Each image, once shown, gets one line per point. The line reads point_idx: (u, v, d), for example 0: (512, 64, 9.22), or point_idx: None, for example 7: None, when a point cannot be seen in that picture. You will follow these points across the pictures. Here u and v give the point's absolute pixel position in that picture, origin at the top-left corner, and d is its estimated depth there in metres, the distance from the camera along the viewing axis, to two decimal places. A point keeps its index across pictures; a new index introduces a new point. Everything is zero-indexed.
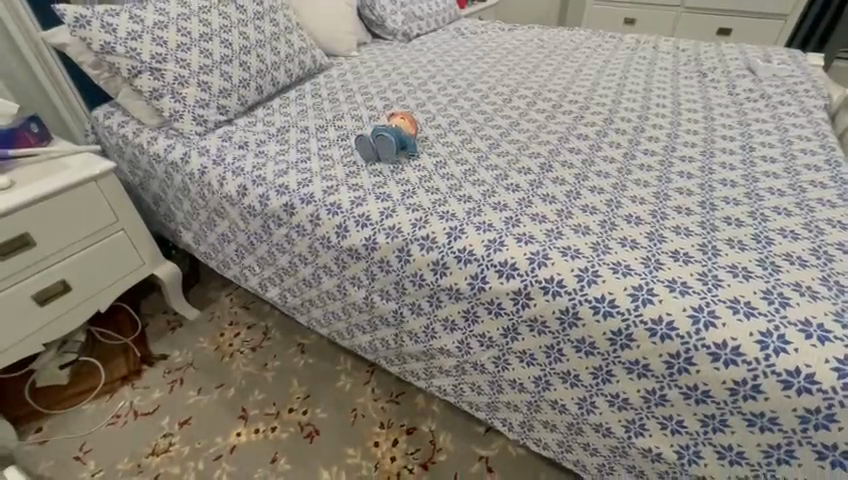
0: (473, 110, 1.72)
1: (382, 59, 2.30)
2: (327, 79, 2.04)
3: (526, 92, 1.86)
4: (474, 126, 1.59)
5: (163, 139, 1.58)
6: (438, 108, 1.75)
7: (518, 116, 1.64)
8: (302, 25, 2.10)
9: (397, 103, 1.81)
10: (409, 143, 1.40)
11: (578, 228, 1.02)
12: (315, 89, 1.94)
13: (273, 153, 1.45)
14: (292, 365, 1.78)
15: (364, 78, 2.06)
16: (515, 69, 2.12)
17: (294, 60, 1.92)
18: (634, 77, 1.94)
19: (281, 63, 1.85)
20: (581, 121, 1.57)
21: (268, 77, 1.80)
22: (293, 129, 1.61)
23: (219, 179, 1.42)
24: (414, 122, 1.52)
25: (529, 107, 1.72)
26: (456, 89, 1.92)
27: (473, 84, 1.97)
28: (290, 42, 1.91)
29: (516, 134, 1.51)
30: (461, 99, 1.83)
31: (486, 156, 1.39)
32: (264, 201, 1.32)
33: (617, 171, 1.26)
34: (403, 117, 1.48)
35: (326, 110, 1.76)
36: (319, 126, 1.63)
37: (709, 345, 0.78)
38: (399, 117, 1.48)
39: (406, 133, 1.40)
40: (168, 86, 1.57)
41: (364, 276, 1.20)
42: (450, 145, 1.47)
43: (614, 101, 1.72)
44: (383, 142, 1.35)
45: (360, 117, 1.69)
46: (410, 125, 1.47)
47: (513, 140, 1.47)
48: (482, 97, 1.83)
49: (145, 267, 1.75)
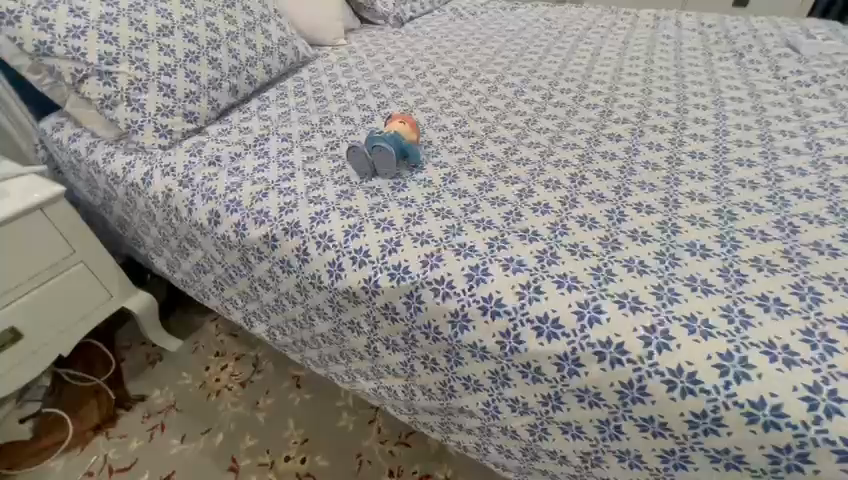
0: (481, 106, 1.48)
1: (374, 47, 2.04)
2: (312, 73, 1.79)
3: (540, 81, 1.62)
4: (485, 127, 1.36)
5: (121, 155, 1.34)
6: (441, 104, 1.52)
7: (535, 112, 1.42)
8: (281, 13, 1.85)
9: (394, 100, 1.58)
10: (412, 151, 1.17)
11: (633, 265, 0.82)
12: (299, 86, 1.70)
13: (251, 170, 1.23)
14: (288, 402, 1.58)
15: (354, 71, 1.81)
16: (524, 54, 1.88)
17: (273, 53, 1.67)
18: (661, 60, 1.71)
19: (257, 58, 1.61)
20: (610, 117, 1.34)
21: (243, 74, 1.56)
22: (274, 137, 1.38)
23: (187, 203, 1.19)
24: (416, 126, 1.29)
25: (546, 100, 1.49)
26: (460, 81, 1.68)
27: (478, 74, 1.73)
28: (267, 32, 1.66)
29: (535, 135, 1.29)
30: (466, 93, 1.59)
31: (504, 165, 1.17)
32: (240, 231, 1.10)
33: (664, 181, 1.05)
34: (402, 122, 1.26)
35: (312, 112, 1.52)
36: (304, 132, 1.40)
37: (835, 441, 0.59)
38: (396, 121, 1.26)
39: (406, 140, 1.18)
40: (122, 92, 1.32)
41: (365, 322, 0.99)
42: (460, 152, 1.25)
43: (645, 90, 1.49)
44: (382, 153, 1.12)
45: (352, 120, 1.45)
46: (410, 131, 1.25)
47: (533, 143, 1.25)
48: (491, 90, 1.59)
49: (113, 300, 1.53)
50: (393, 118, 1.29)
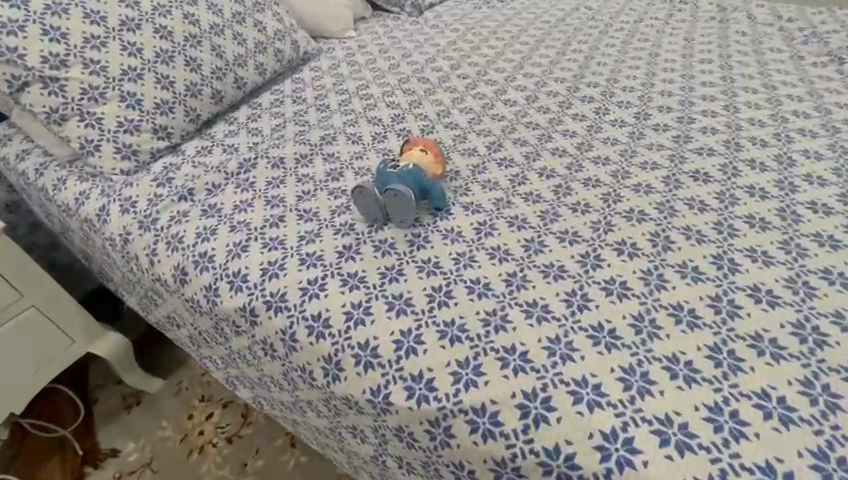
0: (519, 122, 1.20)
1: (387, 41, 1.75)
2: (315, 73, 1.51)
3: (590, 89, 1.32)
4: (526, 151, 1.09)
5: (75, 181, 1.09)
6: (468, 119, 1.24)
7: (590, 133, 1.13)
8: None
9: (411, 111, 1.30)
10: (436, 193, 0.91)
11: (759, 406, 0.57)
12: (298, 90, 1.43)
13: (230, 208, 0.97)
14: (280, 466, 1.35)
15: (363, 71, 1.53)
16: (566, 53, 1.57)
17: (267, 50, 1.40)
18: (741, 64, 1.39)
19: (247, 56, 1.34)
20: (687, 143, 1.05)
21: (229, 76, 1.29)
22: (264, 160, 1.11)
23: (148, 252, 0.94)
24: (440, 155, 1.00)
25: (601, 116, 1.19)
26: (490, 87, 1.39)
27: (512, 78, 1.43)
28: (258, 25, 1.39)
29: (592, 168, 1.01)
30: (499, 103, 1.30)
31: (555, 210, 0.90)
32: (211, 297, 0.85)
33: (781, 249, 0.78)
34: (423, 148, 0.98)
35: (313, 126, 1.25)
36: (301, 154, 1.13)
37: None
38: (417, 148, 0.98)
39: (430, 178, 0.92)
40: (74, 103, 1.08)
41: (370, 434, 0.74)
42: (496, 189, 0.97)
43: (728, 105, 1.19)
44: (398, 198, 0.86)
45: (360, 139, 1.19)
46: (434, 162, 0.97)
47: (590, 178, 0.98)
48: (528, 100, 1.29)
49: (76, 346, 1.30)
50: (411, 141, 1.01)
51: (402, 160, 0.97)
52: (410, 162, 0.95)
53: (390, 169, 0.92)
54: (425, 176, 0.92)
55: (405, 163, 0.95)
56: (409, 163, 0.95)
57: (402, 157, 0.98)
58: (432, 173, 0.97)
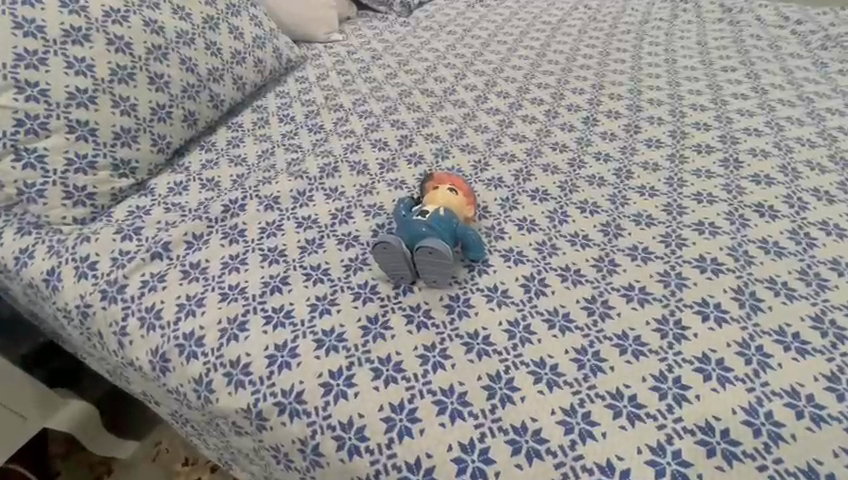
0: (545, 143, 1.10)
1: (378, 45, 1.58)
2: (302, 86, 1.34)
3: (612, 104, 1.22)
4: (560, 180, 0.98)
5: (13, 234, 0.87)
6: (486, 141, 1.11)
7: (624, 156, 1.03)
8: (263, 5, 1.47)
9: (419, 132, 1.14)
10: (473, 243, 0.77)
11: None
12: (285, 107, 1.25)
13: (217, 268, 0.79)
14: None
15: (358, 82, 1.36)
16: (576, 59, 1.46)
17: (246, 61, 1.21)
18: (767, 73, 1.32)
19: (224, 69, 1.15)
20: (737, 169, 0.95)
21: (203, 94, 1.10)
22: (254, 198, 0.93)
23: (115, 331, 0.74)
24: (470, 194, 0.84)
25: (633, 134, 1.10)
26: (502, 101, 1.26)
27: (525, 89, 1.31)
28: (235, 31, 1.20)
29: (638, 202, 0.90)
30: (517, 121, 1.18)
31: (609, 257, 0.79)
32: (204, 393, 0.67)
33: None
34: (453, 186, 0.83)
35: (309, 152, 1.08)
36: (299, 189, 0.95)
37: None
38: (444, 186, 0.83)
39: (465, 226, 0.77)
40: (7, 137, 0.86)
41: None
42: (535, 229, 0.86)
43: (769, 122, 1.09)
44: (436, 256, 0.70)
45: (367, 168, 1.02)
46: (466, 204, 0.83)
47: (638, 213, 0.87)
48: (550, 115, 1.20)
49: (28, 424, 1.08)
50: (435, 176, 0.85)
51: (428, 201, 0.81)
52: (439, 205, 0.79)
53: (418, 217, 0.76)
54: (459, 223, 0.77)
55: (433, 206, 0.79)
56: (438, 205, 0.79)
57: (426, 197, 0.82)
58: (462, 216, 0.82)
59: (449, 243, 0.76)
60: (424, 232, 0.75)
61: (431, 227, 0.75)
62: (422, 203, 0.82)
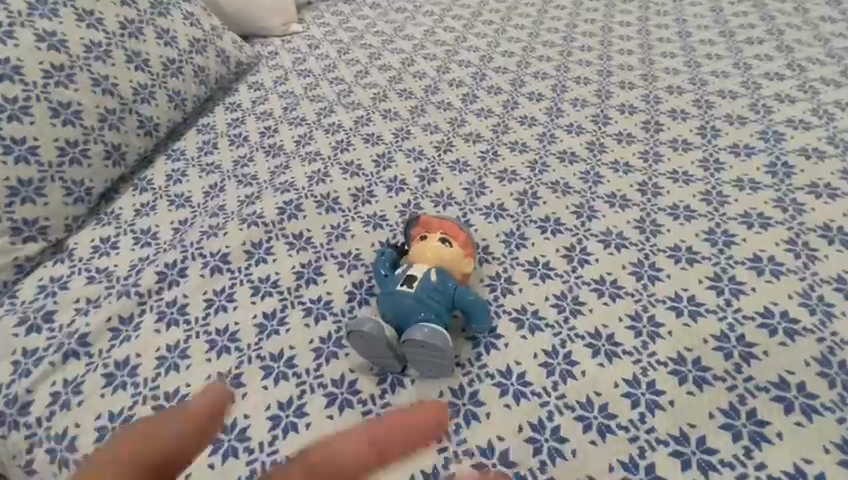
0: (550, 153, 0.91)
1: (344, 35, 1.35)
2: (256, 95, 1.13)
3: (624, 95, 1.03)
4: (573, 204, 0.80)
5: None
6: (479, 154, 0.92)
7: (647, 165, 0.86)
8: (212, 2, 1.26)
9: (399, 147, 0.95)
10: (477, 311, 0.60)
11: None
12: (237, 124, 1.05)
13: (151, 367, 0.61)
14: None
15: (322, 85, 1.15)
16: (575, 39, 1.25)
17: (182, 72, 1.01)
18: (800, 43, 1.13)
19: (154, 85, 0.95)
20: (788, 178, 0.78)
21: (129, 120, 0.90)
22: (197, 257, 0.74)
23: (19, 466, 0.57)
24: (469, 242, 0.66)
25: (654, 134, 0.92)
26: (494, 99, 1.07)
27: (520, 81, 1.11)
28: (163, 36, 0.99)
29: (672, 229, 0.73)
30: (514, 124, 0.99)
31: (647, 314, 0.63)
32: None
33: None
34: (445, 233, 0.65)
35: (266, 186, 0.89)
36: (254, 239, 0.77)
37: None
38: (434, 234, 0.65)
39: (465, 291, 0.60)
40: None
41: None
42: (551, 275, 0.69)
43: (815, 109, 0.92)
44: (430, 346, 0.54)
45: (337, 202, 0.84)
46: (464, 255, 0.65)
47: (674, 246, 0.71)
48: (552, 113, 1.01)
49: None
50: (421, 221, 0.67)
51: (414, 258, 0.64)
52: (429, 264, 0.62)
53: (403, 287, 0.60)
54: (457, 287, 0.60)
55: (421, 266, 0.62)
56: (427, 265, 0.62)
57: (411, 251, 0.65)
58: (461, 273, 0.64)
59: (446, 317, 0.59)
60: (412, 307, 0.58)
61: (421, 300, 0.58)
62: (408, 260, 0.65)
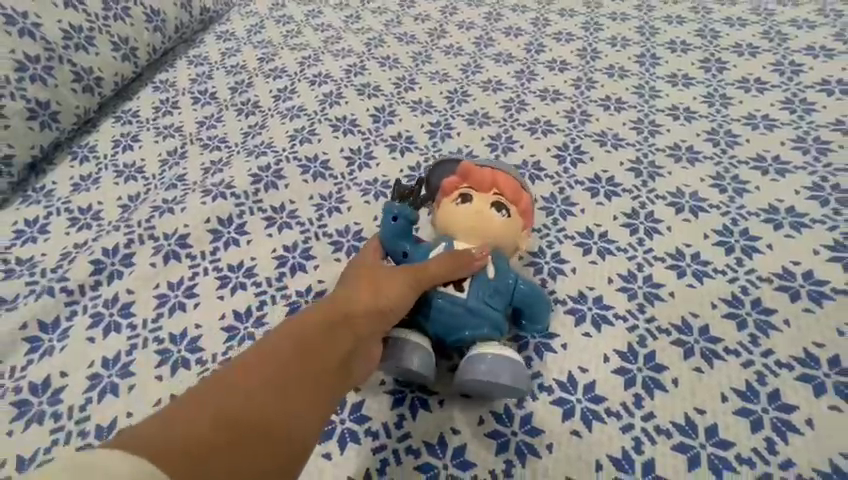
0: (589, 99, 0.73)
1: None
2: (226, 47, 0.94)
3: (673, 30, 0.85)
4: (628, 159, 0.63)
5: None
6: (501, 103, 0.74)
7: (714, 109, 0.69)
8: None
9: (402, 100, 0.77)
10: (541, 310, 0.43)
11: None
12: (202, 81, 0.87)
13: (83, 390, 0.46)
14: None
15: (305, 32, 0.95)
16: None
17: (129, 14, 0.81)
18: None
19: (92, 27, 0.76)
20: None
21: (59, 72, 0.71)
22: (145, 240, 0.57)
23: None
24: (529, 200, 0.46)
25: (717, 74, 0.75)
26: (514, 39, 0.87)
27: (544, 18, 0.91)
28: None
29: (762, 186, 0.57)
30: (541, 68, 0.80)
31: (749, 297, 0.47)
32: None
33: None
34: (498, 194, 0.45)
35: (237, 149, 0.71)
36: (221, 215, 0.60)
37: None
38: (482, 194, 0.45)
39: (528, 283, 0.43)
40: None
41: None
42: (613, 249, 0.52)
43: None
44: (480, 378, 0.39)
45: (327, 166, 0.66)
46: (521, 224, 0.46)
47: (770, 207, 0.54)
48: (586, 54, 0.82)
49: None
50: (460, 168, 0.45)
51: (454, 231, 0.45)
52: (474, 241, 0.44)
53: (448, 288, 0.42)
54: (517, 280, 0.43)
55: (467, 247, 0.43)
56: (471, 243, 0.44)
57: (446, 216, 0.45)
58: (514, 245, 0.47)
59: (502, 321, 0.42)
60: (462, 318, 0.41)
61: (478, 308, 0.41)
62: (442, 228, 0.45)
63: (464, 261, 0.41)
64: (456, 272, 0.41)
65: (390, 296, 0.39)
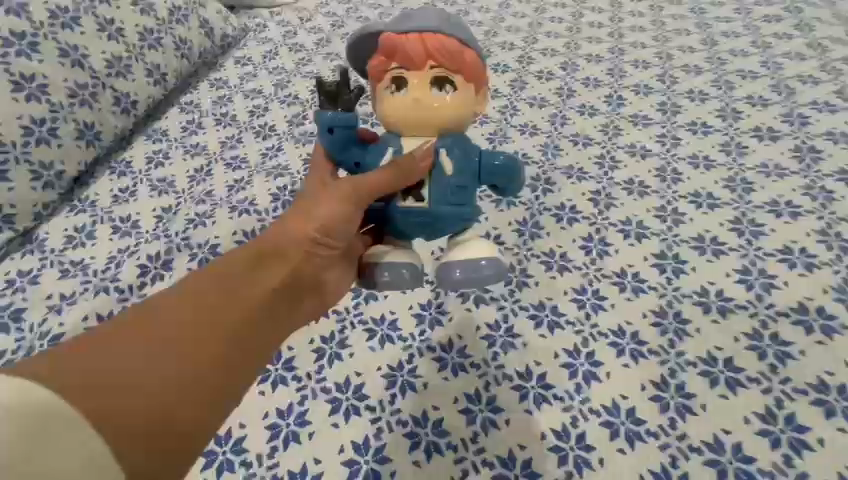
0: (562, 135, 0.85)
1: (337, 7, 1.26)
2: (244, 71, 1.05)
3: (639, 73, 0.97)
4: (590, 190, 0.75)
5: None
6: (487, 136, 0.86)
7: (666, 149, 0.81)
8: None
9: None
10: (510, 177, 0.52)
11: None
12: (224, 103, 0.97)
13: None
14: None
15: (316, 61, 1.07)
16: (585, 13, 1.17)
17: (162, 43, 0.92)
18: (820, 22, 1.07)
19: (131, 56, 0.86)
20: (815, 164, 0.74)
21: (102, 96, 0.81)
22: (182, 248, 0.68)
23: None
24: (466, 49, 0.49)
25: (671, 116, 0.87)
26: (501, 76, 0.99)
27: (528, 57, 1.04)
28: (139, 3, 0.90)
29: (695, 218, 0.69)
30: (523, 104, 0.92)
31: (673, 310, 0.58)
32: None
33: None
34: (432, 66, 0.49)
35: (257, 169, 0.82)
36: (246, 229, 0.71)
37: None
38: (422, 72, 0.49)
39: (493, 156, 0.52)
40: None
41: None
42: (569, 267, 0.64)
43: (840, 91, 0.86)
44: (472, 275, 0.49)
45: None
46: (471, 89, 0.50)
47: (699, 236, 0.66)
48: (562, 93, 0.94)
49: None
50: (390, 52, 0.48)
51: (397, 119, 0.50)
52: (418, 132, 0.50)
53: (412, 203, 0.50)
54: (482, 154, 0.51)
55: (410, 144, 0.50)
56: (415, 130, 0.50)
57: (387, 103, 0.50)
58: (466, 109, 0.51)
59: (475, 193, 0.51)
60: (443, 208, 0.50)
61: (448, 211, 0.50)
62: (386, 119, 0.51)
63: (406, 170, 0.47)
64: (400, 181, 0.47)
65: (325, 218, 0.47)
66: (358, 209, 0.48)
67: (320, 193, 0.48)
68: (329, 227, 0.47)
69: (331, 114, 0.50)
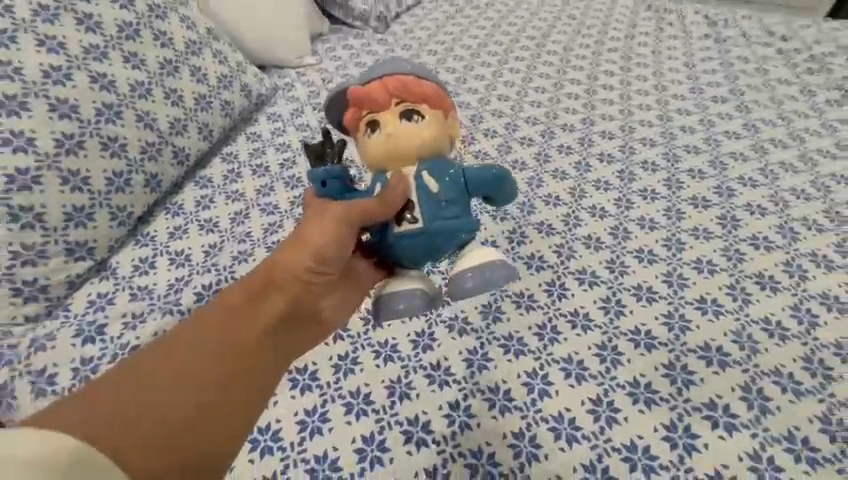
0: (537, 195, 1.04)
1: (354, 70, 1.47)
2: (275, 126, 1.25)
3: (604, 144, 1.18)
4: (555, 243, 0.93)
5: None
6: None
7: (620, 210, 1.00)
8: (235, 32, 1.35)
9: None
10: (496, 185, 0.66)
11: None
12: (258, 155, 1.17)
13: None
14: None
15: None
16: (564, 86, 1.39)
17: (212, 107, 1.11)
18: (757, 105, 1.29)
19: (187, 118, 1.06)
20: (734, 229, 0.93)
21: (165, 152, 1.00)
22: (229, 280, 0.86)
23: None
24: (420, 83, 0.63)
25: (627, 183, 1.06)
26: (490, 140, 1.19)
27: (513, 125, 1.24)
28: (196, 74, 1.11)
29: (637, 270, 0.87)
30: (507, 167, 1.11)
31: (611, 344, 0.76)
32: None
33: None
34: (398, 103, 0.63)
35: (287, 214, 1.00)
36: None
37: None
38: (391, 110, 0.63)
39: (469, 172, 0.65)
40: None
41: None
42: (534, 307, 0.81)
43: (763, 168, 1.07)
44: (477, 283, 0.63)
45: None
46: (437, 113, 0.64)
47: (638, 285, 0.84)
48: (540, 158, 1.14)
49: None
50: (363, 100, 0.62)
51: (382, 154, 0.63)
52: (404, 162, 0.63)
53: (408, 225, 0.62)
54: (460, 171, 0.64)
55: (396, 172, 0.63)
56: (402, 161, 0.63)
57: (372, 144, 0.64)
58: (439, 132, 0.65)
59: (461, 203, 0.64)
60: (438, 222, 0.62)
61: (441, 225, 0.62)
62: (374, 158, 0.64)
63: (391, 201, 0.60)
64: (387, 210, 0.60)
65: (320, 246, 0.62)
66: (349, 232, 0.62)
67: (316, 224, 0.62)
68: (323, 253, 0.62)
69: (323, 170, 0.64)
